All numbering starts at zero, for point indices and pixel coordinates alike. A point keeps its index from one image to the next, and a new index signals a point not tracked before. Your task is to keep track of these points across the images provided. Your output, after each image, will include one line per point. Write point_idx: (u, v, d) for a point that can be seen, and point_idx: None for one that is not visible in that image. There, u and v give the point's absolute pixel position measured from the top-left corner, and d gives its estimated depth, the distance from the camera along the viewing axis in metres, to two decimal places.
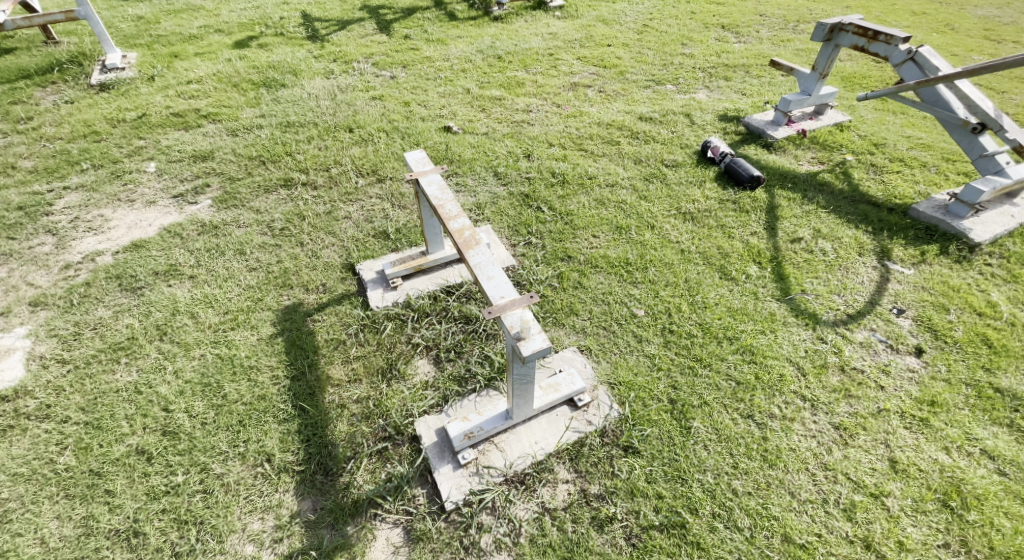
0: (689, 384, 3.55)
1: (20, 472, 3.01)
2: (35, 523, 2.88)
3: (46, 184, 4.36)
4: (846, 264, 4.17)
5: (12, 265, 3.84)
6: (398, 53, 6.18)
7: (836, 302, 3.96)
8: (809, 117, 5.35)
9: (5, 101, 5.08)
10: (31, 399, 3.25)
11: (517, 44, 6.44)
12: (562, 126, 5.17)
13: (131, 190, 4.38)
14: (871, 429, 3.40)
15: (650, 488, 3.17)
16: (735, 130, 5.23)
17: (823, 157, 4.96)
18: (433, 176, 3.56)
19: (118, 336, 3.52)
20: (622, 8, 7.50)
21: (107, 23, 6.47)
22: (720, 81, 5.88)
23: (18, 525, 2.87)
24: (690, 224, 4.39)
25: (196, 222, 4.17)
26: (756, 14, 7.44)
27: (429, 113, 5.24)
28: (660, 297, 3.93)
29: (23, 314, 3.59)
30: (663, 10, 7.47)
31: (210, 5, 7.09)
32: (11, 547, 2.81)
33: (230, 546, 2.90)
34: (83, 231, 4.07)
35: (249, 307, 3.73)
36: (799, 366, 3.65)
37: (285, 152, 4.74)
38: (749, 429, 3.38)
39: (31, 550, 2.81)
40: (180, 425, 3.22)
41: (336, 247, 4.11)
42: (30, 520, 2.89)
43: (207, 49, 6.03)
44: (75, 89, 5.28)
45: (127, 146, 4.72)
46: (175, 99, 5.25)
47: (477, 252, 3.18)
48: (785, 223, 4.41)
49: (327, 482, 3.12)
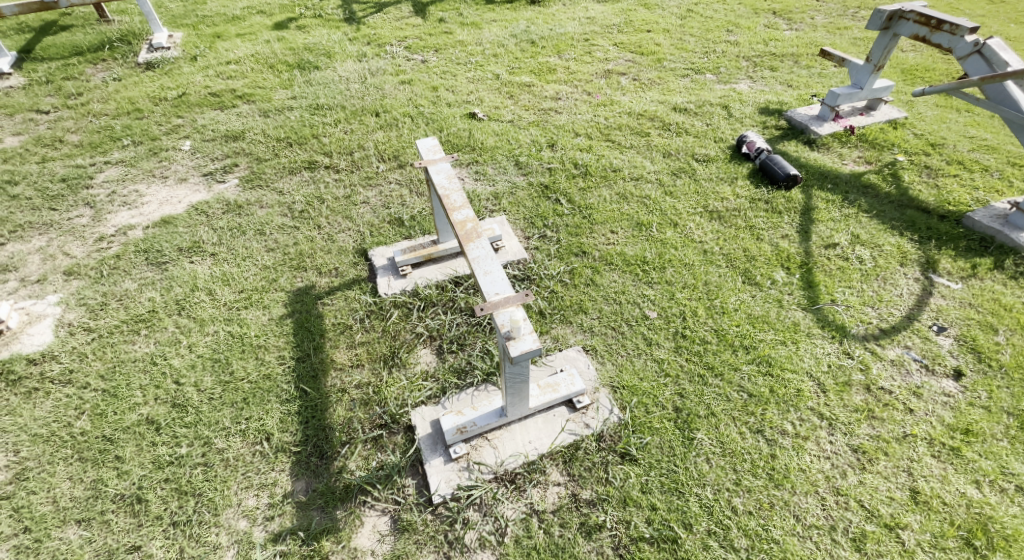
0: (697, 393, 3.39)
1: (40, 433, 3.23)
2: (49, 483, 3.08)
3: (89, 158, 4.61)
4: (884, 274, 3.86)
5: (52, 236, 4.10)
6: (432, 36, 6.13)
7: (868, 315, 3.67)
8: (860, 112, 4.96)
9: (60, 78, 5.39)
10: (56, 364, 3.49)
11: (553, 28, 6.26)
12: (590, 116, 5.00)
13: (165, 166, 4.58)
14: (892, 455, 3.15)
15: (644, 499, 3.05)
16: (778, 124, 4.91)
17: (873, 156, 4.58)
18: (442, 165, 3.52)
19: (140, 308, 3.72)
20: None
21: (158, 3, 6.74)
22: (767, 71, 5.53)
23: (33, 483, 3.08)
24: (717, 223, 4.16)
25: (222, 201, 4.32)
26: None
27: (456, 99, 5.19)
28: (675, 300, 3.76)
29: (56, 283, 3.84)
30: None
31: None
32: (26, 503, 3.02)
33: (224, 520, 3.00)
34: (117, 206, 4.29)
35: (263, 287, 3.84)
36: (819, 382, 3.41)
37: (312, 135, 4.82)
38: (757, 445, 3.20)
39: (43, 508, 3.01)
40: (188, 399, 3.37)
41: (352, 232, 4.16)
42: (45, 480, 3.09)
43: (248, 30, 6.18)
44: (123, 67, 5.55)
45: (166, 125, 4.92)
46: (214, 79, 5.42)
47: (477, 246, 3.12)
48: (821, 226, 4.12)
49: (322, 465, 3.18)
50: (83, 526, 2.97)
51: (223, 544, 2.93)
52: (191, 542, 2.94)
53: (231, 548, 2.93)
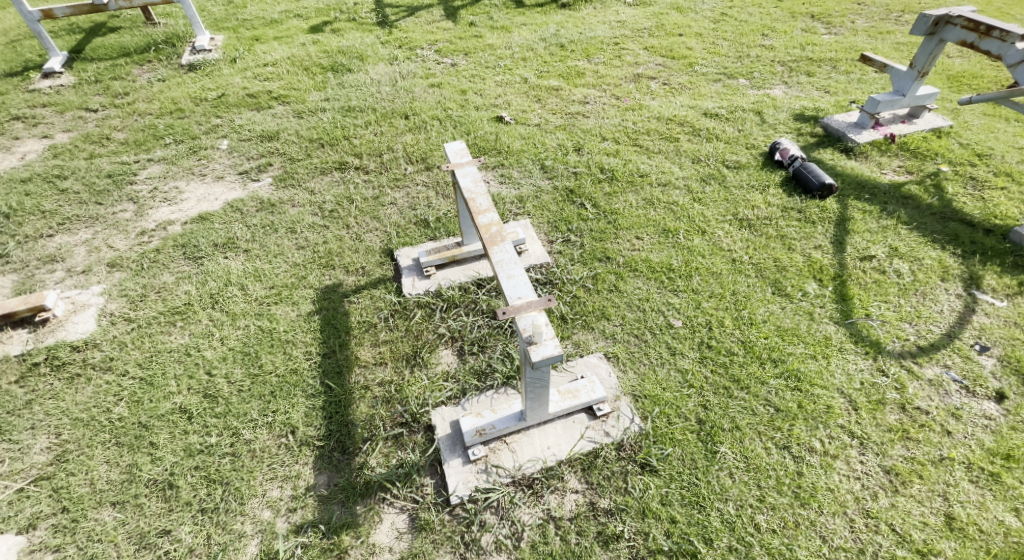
0: (721, 406, 3.32)
1: (81, 417, 3.37)
2: (88, 465, 3.21)
3: (134, 155, 4.79)
4: (923, 289, 3.71)
5: (98, 229, 4.28)
6: (461, 40, 6.18)
7: (905, 331, 3.54)
8: (902, 120, 4.79)
9: (108, 78, 5.62)
10: (97, 351, 3.63)
11: (583, 32, 6.24)
12: (618, 120, 4.96)
13: (204, 165, 4.73)
14: (927, 478, 3.02)
15: (664, 511, 3.00)
16: (814, 131, 4.78)
17: (915, 165, 4.42)
18: (469, 168, 3.53)
19: (176, 301, 3.85)
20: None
21: (201, 6, 6.98)
22: (803, 76, 5.39)
23: (73, 465, 3.20)
24: (746, 231, 4.07)
25: (256, 199, 4.44)
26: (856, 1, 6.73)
27: (484, 102, 5.21)
28: (701, 309, 3.69)
29: (100, 274, 4.01)
30: None
31: None
32: (65, 484, 3.14)
33: (250, 509, 3.07)
34: (158, 202, 4.45)
35: (293, 284, 3.93)
36: (850, 400, 3.30)
37: (342, 136, 4.91)
38: (782, 461, 3.11)
39: (81, 489, 3.13)
40: (219, 390, 3.47)
41: (379, 232, 4.22)
42: (84, 462, 3.22)
43: (284, 33, 6.34)
44: (167, 68, 5.75)
45: (206, 124, 5.09)
46: (251, 80, 5.58)
47: (501, 250, 3.13)
48: (857, 238, 3.99)
49: (344, 460, 3.23)
50: (118, 508, 3.08)
51: (248, 533, 3.00)
52: (218, 529, 3.02)
53: (255, 537, 2.99)
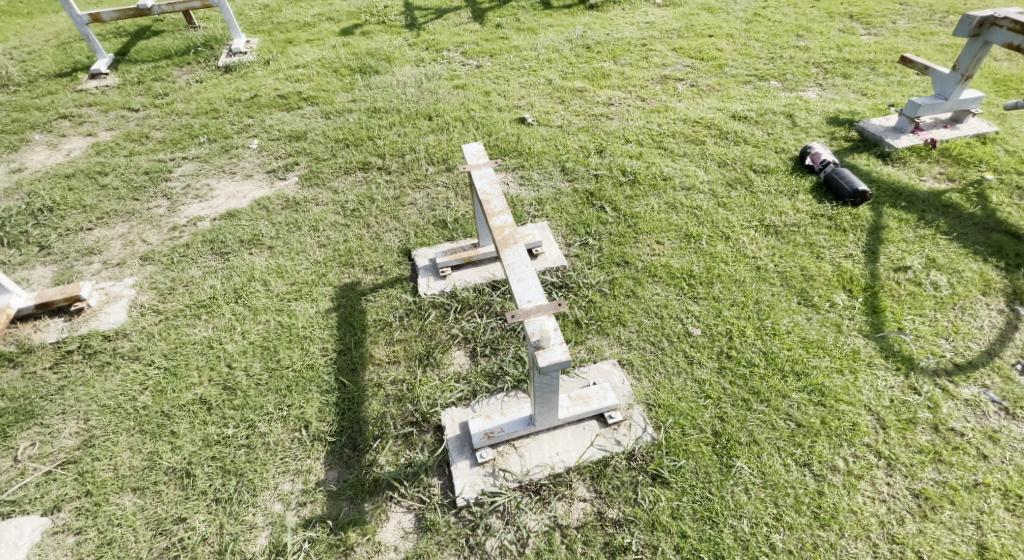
0: (739, 418, 3.18)
1: (108, 405, 3.44)
2: (112, 451, 3.26)
3: (170, 153, 4.97)
4: (962, 303, 3.50)
5: (134, 224, 4.43)
6: (488, 42, 6.19)
7: (941, 347, 3.34)
8: (945, 125, 4.56)
9: (150, 79, 5.85)
10: (127, 341, 3.74)
11: (610, 33, 6.17)
12: (642, 122, 4.87)
13: (235, 163, 4.86)
14: (960, 504, 2.84)
15: (674, 525, 2.89)
16: (849, 136, 4.59)
17: (957, 172, 4.18)
18: (485, 170, 3.50)
19: (202, 294, 3.94)
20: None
21: (239, 10, 7.21)
22: (839, 78, 5.19)
23: (98, 450, 3.26)
24: (773, 238, 3.93)
25: (282, 197, 4.53)
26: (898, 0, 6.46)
27: (507, 104, 5.20)
28: (722, 317, 3.57)
29: (134, 267, 4.14)
30: None
31: None
32: (90, 469, 3.20)
33: (261, 501, 3.07)
34: (190, 199, 4.59)
35: (313, 281, 3.98)
36: (878, 418, 3.13)
37: (367, 137, 4.98)
38: (802, 479, 2.97)
39: (104, 474, 3.18)
40: (238, 382, 3.50)
41: (398, 232, 4.25)
42: (108, 448, 3.28)
43: (316, 36, 6.49)
44: (205, 70, 5.96)
45: (238, 124, 5.24)
46: (283, 81, 5.72)
47: (513, 252, 3.09)
48: (891, 247, 3.80)
49: (354, 457, 3.21)
50: (138, 494, 3.12)
51: (259, 524, 3.00)
52: (230, 519, 3.02)
53: (265, 529, 3.00)
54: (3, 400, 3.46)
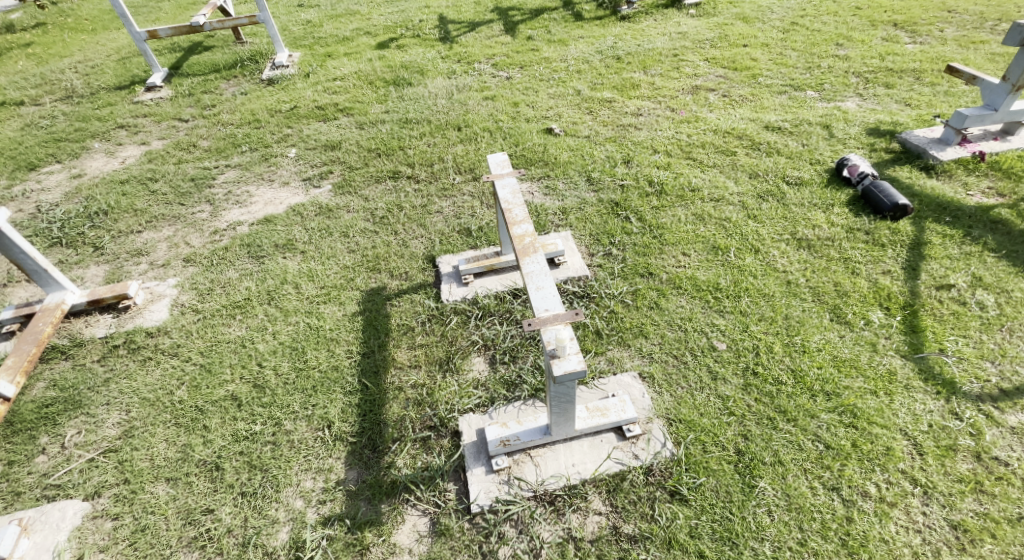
0: (764, 437, 3.04)
1: (148, 398, 3.53)
2: (149, 442, 3.34)
3: (215, 161, 5.19)
4: (1011, 325, 3.30)
5: (178, 227, 4.62)
6: (519, 54, 6.26)
7: (986, 371, 3.15)
8: (994, 137, 4.34)
9: (200, 91, 6.16)
10: (167, 338, 3.85)
11: (641, 44, 6.14)
12: (672, 132, 4.81)
13: (273, 171, 5.04)
14: (1001, 539, 2.66)
15: (692, 544, 2.77)
16: (890, 147, 4.41)
17: (1008, 187, 3.96)
18: (508, 179, 3.50)
19: (237, 295, 4.04)
20: (771, 4, 6.76)
21: (283, 26, 7.52)
22: (881, 88, 5.01)
23: (137, 440, 3.34)
24: (805, 252, 3.80)
25: (316, 204, 4.67)
26: (945, 8, 6.21)
27: (535, 115, 5.23)
28: (749, 333, 3.44)
29: (177, 268, 4.30)
30: (821, 6, 6.56)
31: (365, 10, 7.85)
32: (129, 457, 3.28)
33: (284, 497, 3.08)
34: (231, 204, 4.77)
35: (341, 284, 4.04)
36: (915, 443, 2.95)
37: (398, 146, 5.10)
38: (830, 504, 2.81)
39: (141, 463, 3.25)
40: (267, 381, 3.54)
41: (424, 239, 4.32)
42: (146, 439, 3.35)
43: (354, 50, 6.71)
44: (250, 83, 6.24)
45: (278, 133, 5.44)
46: (321, 94, 5.92)
47: (532, 260, 3.05)
48: (933, 264, 3.61)
49: (373, 458, 3.19)
50: (170, 484, 3.17)
51: (280, 520, 3.00)
52: (254, 513, 3.04)
53: (286, 525, 3.00)
54: (53, 390, 3.60)
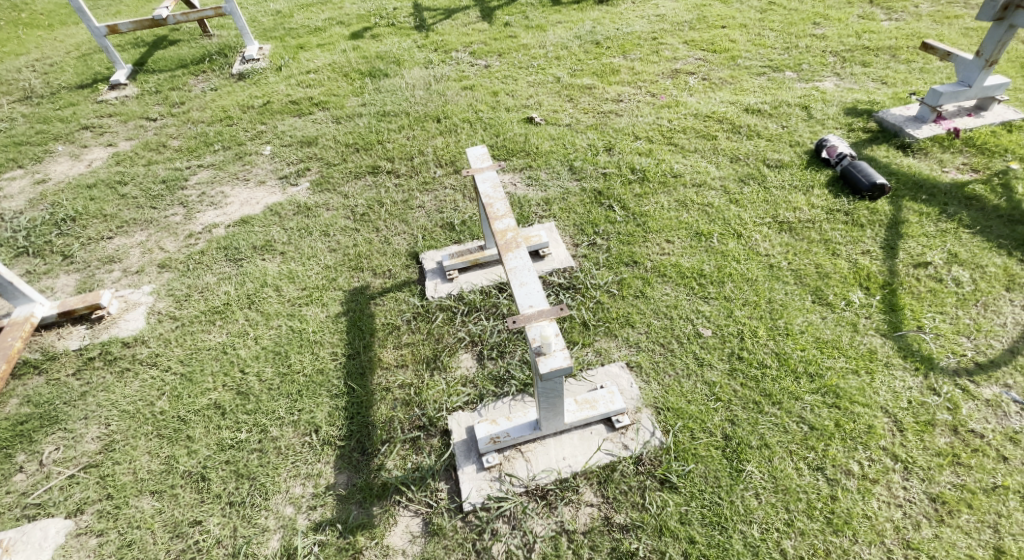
0: (750, 421, 3.10)
1: (127, 410, 3.49)
2: (132, 455, 3.31)
3: (186, 162, 5.07)
4: (984, 300, 3.38)
5: (152, 231, 4.52)
6: (496, 41, 6.16)
7: (962, 345, 3.23)
8: (968, 113, 4.40)
9: (167, 88, 5.99)
10: (144, 347, 3.79)
11: (620, 28, 6.08)
12: (652, 118, 4.79)
13: (248, 170, 4.94)
14: (977, 509, 2.76)
15: (682, 530, 2.82)
16: (867, 126, 4.44)
17: (981, 163, 4.03)
18: (489, 173, 3.46)
19: (216, 301, 3.98)
20: None
21: (252, 17, 7.31)
22: (858, 67, 5.03)
23: (118, 454, 3.31)
24: (786, 235, 3.83)
25: (294, 203, 4.59)
26: None
27: (515, 104, 5.18)
28: (733, 318, 3.49)
29: (152, 274, 4.22)
30: None
31: None
32: (111, 472, 3.25)
33: (273, 504, 3.08)
34: (206, 206, 4.67)
35: (324, 285, 4.00)
36: (895, 419, 3.03)
37: (377, 140, 5.02)
38: (815, 484, 2.88)
39: (124, 477, 3.22)
40: (251, 387, 3.52)
41: (407, 235, 4.28)
42: (128, 452, 3.32)
43: (327, 41, 6.55)
44: (219, 78, 6.07)
45: (251, 130, 5.32)
46: (295, 87, 5.79)
47: (515, 256, 3.03)
48: (911, 242, 3.67)
49: (363, 461, 3.20)
50: (156, 497, 3.15)
51: (271, 528, 3.01)
52: (243, 522, 3.04)
53: (277, 532, 3.00)
54: (28, 407, 3.54)
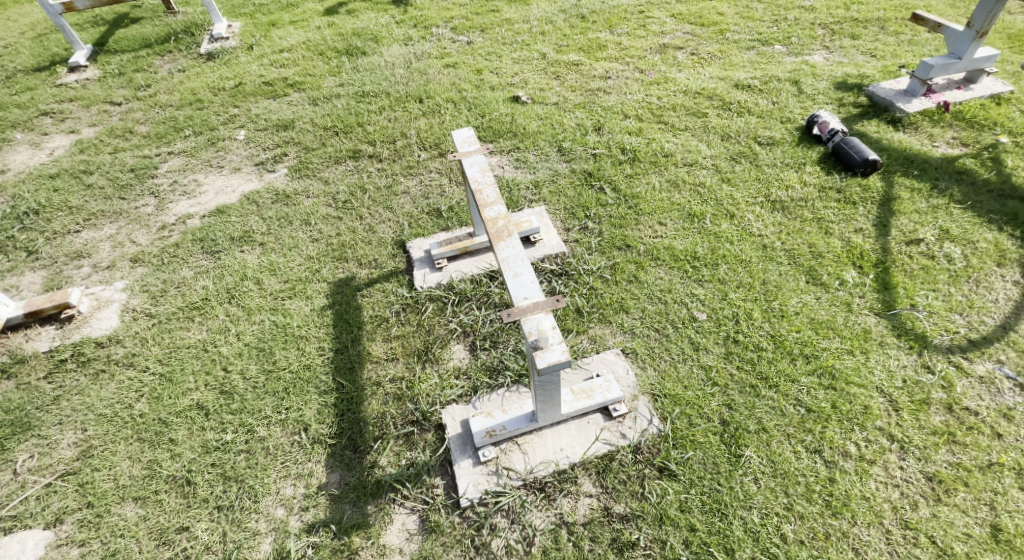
0: (748, 405, 3.09)
1: (104, 414, 3.36)
2: (111, 461, 3.19)
3: (155, 149, 4.84)
4: (976, 276, 3.39)
5: (122, 224, 4.32)
6: (478, 16, 5.95)
7: (955, 323, 3.24)
8: (956, 87, 4.37)
9: (131, 70, 5.69)
10: (119, 347, 3.63)
11: (605, 1, 5.92)
12: (641, 95, 4.68)
13: (222, 156, 4.73)
14: (973, 486, 2.78)
15: (682, 518, 2.81)
16: (857, 101, 4.39)
17: (971, 137, 4.02)
18: (476, 158, 3.33)
19: (194, 296, 3.83)
20: None
21: None
22: (847, 39, 4.96)
23: (97, 460, 3.18)
24: (779, 214, 3.79)
25: (272, 191, 4.42)
26: None
27: (500, 82, 5.02)
28: (728, 300, 3.45)
29: (124, 270, 4.04)
30: None
31: None
32: (90, 479, 3.13)
33: (263, 507, 3.00)
34: (178, 195, 4.47)
35: (307, 277, 3.87)
36: (891, 399, 3.04)
37: (357, 123, 4.84)
38: (814, 467, 2.89)
39: (104, 484, 3.11)
40: (235, 386, 3.40)
41: (392, 222, 4.15)
42: (107, 457, 3.20)
43: (300, 17, 6.27)
44: (187, 58, 5.79)
45: (223, 114, 5.09)
46: (268, 67, 5.54)
47: (507, 245, 2.93)
48: (903, 219, 3.66)
49: (355, 458, 3.13)
50: (139, 503, 3.05)
51: (262, 531, 2.93)
52: (232, 526, 2.95)
53: (268, 535, 2.92)
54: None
